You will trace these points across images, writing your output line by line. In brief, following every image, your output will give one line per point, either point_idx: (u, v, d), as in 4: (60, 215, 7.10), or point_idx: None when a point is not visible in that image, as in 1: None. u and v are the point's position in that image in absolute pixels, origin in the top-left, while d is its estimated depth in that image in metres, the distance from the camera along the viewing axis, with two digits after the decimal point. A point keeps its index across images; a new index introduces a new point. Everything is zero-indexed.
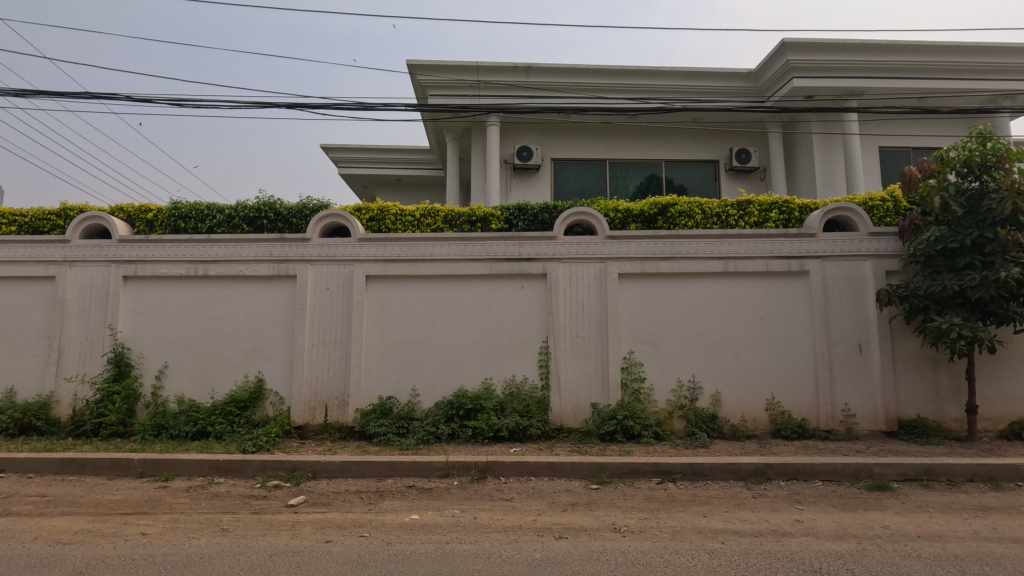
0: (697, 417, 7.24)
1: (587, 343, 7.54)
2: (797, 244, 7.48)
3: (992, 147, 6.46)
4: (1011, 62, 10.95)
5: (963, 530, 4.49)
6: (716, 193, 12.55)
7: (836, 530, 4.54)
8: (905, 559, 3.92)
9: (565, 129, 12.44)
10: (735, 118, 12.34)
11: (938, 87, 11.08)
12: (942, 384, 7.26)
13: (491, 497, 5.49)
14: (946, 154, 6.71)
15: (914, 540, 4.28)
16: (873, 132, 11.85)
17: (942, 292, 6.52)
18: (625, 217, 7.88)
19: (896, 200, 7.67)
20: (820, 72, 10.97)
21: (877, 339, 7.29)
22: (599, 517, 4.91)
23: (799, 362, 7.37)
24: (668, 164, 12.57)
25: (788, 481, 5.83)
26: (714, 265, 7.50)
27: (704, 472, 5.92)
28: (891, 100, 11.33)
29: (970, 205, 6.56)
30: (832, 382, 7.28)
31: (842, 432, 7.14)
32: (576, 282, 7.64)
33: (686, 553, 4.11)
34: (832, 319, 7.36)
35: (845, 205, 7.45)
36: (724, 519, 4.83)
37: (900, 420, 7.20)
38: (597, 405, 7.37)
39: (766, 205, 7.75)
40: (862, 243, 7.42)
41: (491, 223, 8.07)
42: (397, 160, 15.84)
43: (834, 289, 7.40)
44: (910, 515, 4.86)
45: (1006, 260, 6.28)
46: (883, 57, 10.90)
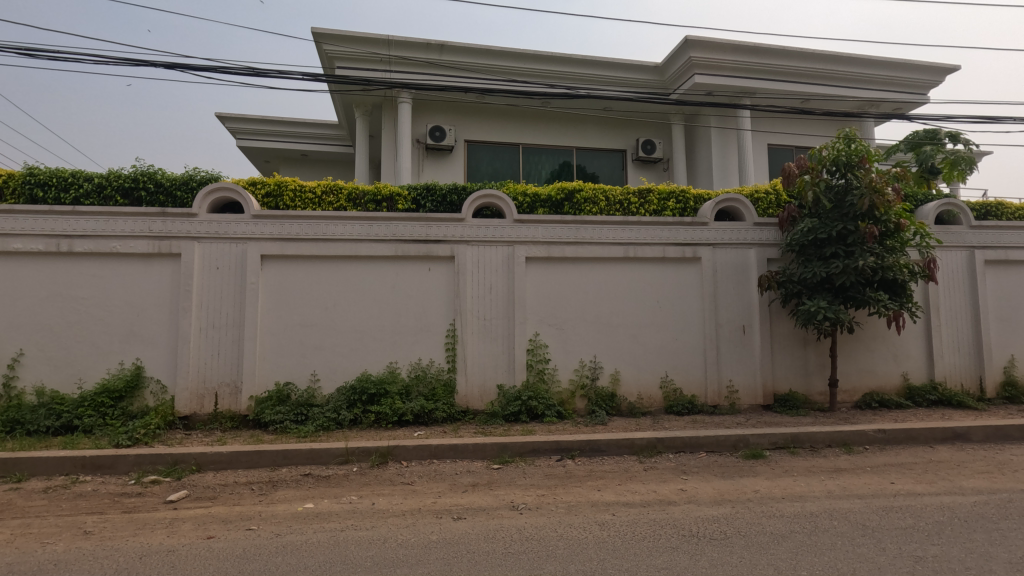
0: (597, 396, 7.56)
1: (494, 325, 7.59)
2: (691, 232, 7.93)
3: (855, 148, 7.17)
4: (877, 73, 12.20)
5: (820, 490, 5.04)
6: (624, 181, 13.02)
7: (715, 496, 4.93)
8: (770, 519, 4.33)
9: (478, 111, 12.30)
10: (642, 109, 12.81)
11: (819, 91, 12.13)
12: (811, 362, 8.06)
13: (391, 481, 5.40)
14: (819, 153, 7.35)
15: (779, 501, 4.74)
16: (763, 130, 12.81)
17: (813, 279, 7.23)
18: (533, 202, 7.92)
19: (777, 193, 8.33)
20: (719, 70, 11.61)
21: (758, 321, 7.94)
22: (499, 496, 4.99)
23: (691, 343, 7.87)
24: (579, 151, 12.85)
25: (676, 454, 6.24)
26: (616, 251, 7.79)
27: (601, 448, 6.19)
28: (779, 100, 12.25)
29: (837, 200, 7.26)
30: (718, 360, 7.86)
31: (726, 407, 7.75)
32: (484, 265, 7.63)
33: (579, 526, 4.28)
34: (720, 302, 7.92)
35: (733, 196, 8.00)
36: (617, 492, 5.09)
37: (775, 394, 7.93)
38: (503, 386, 7.46)
39: (665, 194, 8.14)
40: (748, 233, 8.02)
41: (398, 202, 7.80)
42: (302, 133, 14.94)
43: (722, 275, 7.95)
44: (778, 479, 5.39)
45: (864, 250, 7.03)
46: (774, 61, 11.73)
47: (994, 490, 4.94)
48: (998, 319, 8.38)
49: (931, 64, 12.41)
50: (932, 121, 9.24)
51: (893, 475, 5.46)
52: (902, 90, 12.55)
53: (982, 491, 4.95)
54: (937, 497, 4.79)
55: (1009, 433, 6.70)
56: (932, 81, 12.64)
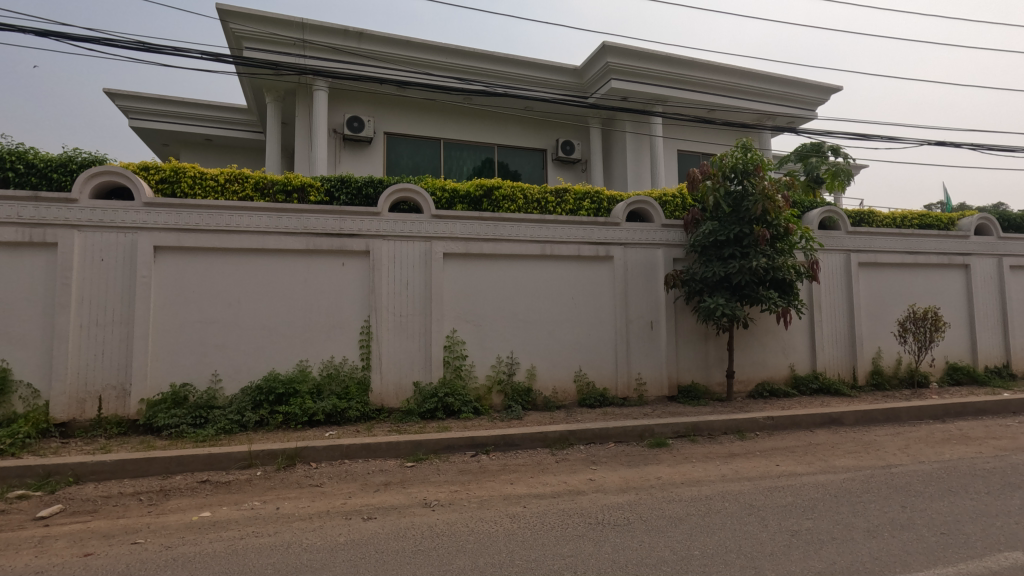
0: (513, 391, 7.67)
1: (410, 322, 7.48)
2: (604, 232, 8.23)
3: (751, 157, 7.74)
4: (773, 89, 13.24)
5: (715, 474, 5.42)
6: (544, 180, 13.26)
7: (621, 484, 5.17)
8: (669, 503, 4.61)
9: (398, 103, 12.04)
10: (561, 111, 13.11)
11: (723, 103, 12.98)
12: (711, 355, 8.64)
13: (298, 484, 5.19)
14: (720, 160, 7.88)
15: (678, 486, 5.05)
16: (673, 136, 13.52)
17: (712, 278, 7.76)
18: (452, 197, 7.89)
19: (683, 197, 8.84)
20: (633, 77, 12.11)
21: (664, 317, 8.39)
22: (411, 494, 4.94)
23: (603, 338, 8.19)
24: (501, 149, 12.94)
25: (587, 445, 6.47)
26: (533, 249, 7.93)
27: (515, 442, 6.29)
28: (687, 109, 12.98)
29: (736, 205, 7.82)
30: (628, 355, 8.23)
31: (635, 398, 8.13)
32: (400, 260, 7.50)
33: (490, 520, 4.33)
34: (630, 299, 8.29)
35: (643, 198, 8.40)
36: (529, 484, 5.20)
37: (679, 385, 8.42)
38: (419, 383, 7.39)
39: (580, 194, 8.38)
40: (656, 233, 8.45)
41: (309, 194, 7.47)
42: (205, 117, 13.91)
43: (633, 273, 8.33)
44: (678, 465, 5.73)
45: (757, 252, 7.62)
46: (684, 71, 12.39)
47: (859, 467, 5.55)
48: (868, 315, 9.38)
49: (819, 83, 13.64)
50: (817, 135, 10.16)
51: (778, 458, 5.99)
52: (794, 105, 13.70)
53: (850, 468, 5.54)
54: (814, 476, 5.31)
55: (875, 416, 7.54)
56: (819, 98, 13.90)
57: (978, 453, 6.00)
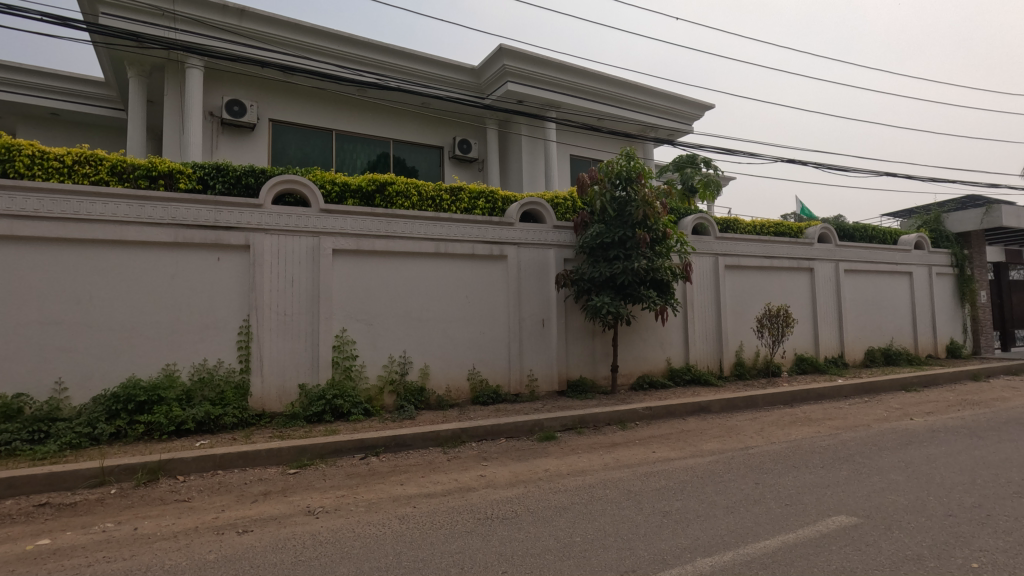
0: (406, 390, 7.55)
1: (295, 321, 7.09)
2: (498, 231, 8.37)
3: (634, 164, 8.25)
4: (655, 102, 14.23)
5: (598, 464, 5.73)
6: (440, 178, 13.17)
7: (511, 479, 5.29)
8: (555, 494, 4.79)
9: (284, 89, 11.34)
10: (458, 109, 13.10)
11: (611, 112, 13.72)
12: (597, 350, 9.11)
13: (162, 501, 4.71)
14: (607, 166, 8.32)
15: (564, 477, 5.28)
16: (566, 141, 14.05)
17: (599, 277, 8.19)
18: (342, 191, 7.56)
19: (573, 199, 9.21)
20: (529, 81, 12.40)
21: (555, 315, 8.70)
22: (293, 503, 4.69)
23: (496, 336, 8.31)
24: (396, 144, 12.66)
25: (479, 442, 6.55)
26: (427, 246, 7.85)
27: (406, 442, 6.20)
28: (579, 116, 13.55)
29: (620, 209, 8.30)
30: (520, 352, 8.43)
31: (527, 394, 8.36)
32: (284, 256, 7.08)
33: (378, 523, 4.23)
34: (522, 298, 8.50)
35: (535, 200, 8.65)
36: (419, 484, 5.16)
37: (568, 380, 8.79)
38: (305, 386, 7.03)
39: (475, 193, 8.42)
40: (547, 234, 8.74)
41: (179, 181, 6.79)
42: (49, 87, 12.11)
43: (525, 272, 8.54)
44: (565, 457, 5.98)
45: (639, 254, 8.14)
46: (576, 79, 12.92)
47: (722, 450, 6.15)
48: (733, 313, 10.41)
49: (695, 100, 14.87)
50: (692, 148, 11.08)
51: (654, 445, 6.46)
52: (674, 118, 14.82)
53: (715, 451, 6.13)
54: (684, 460, 5.80)
55: (737, 403, 8.39)
56: (695, 114, 15.16)
57: (817, 432, 6.90)
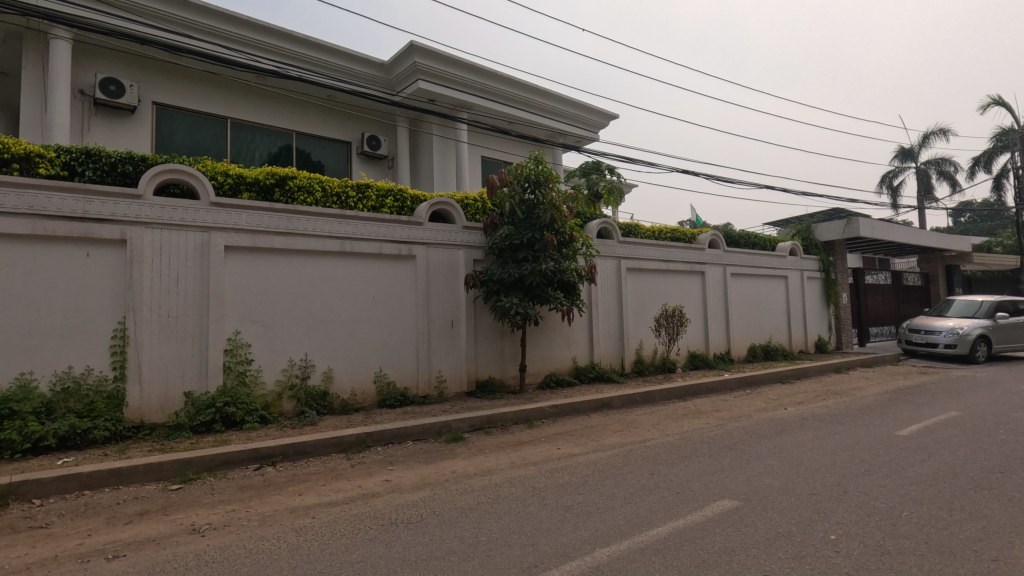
0: (307, 396, 7.18)
1: (181, 324, 6.52)
2: (406, 231, 8.21)
3: (542, 168, 8.45)
4: (564, 109, 14.69)
5: (505, 463, 5.79)
6: (347, 174, 12.70)
7: (416, 482, 5.20)
8: (461, 495, 4.78)
9: (171, 70, 10.41)
10: (367, 104, 12.71)
11: (522, 116, 13.96)
12: (506, 351, 9.21)
13: (13, 529, 4.13)
14: (516, 169, 8.46)
15: (471, 478, 5.28)
16: (477, 143, 14.10)
17: (508, 279, 8.30)
18: (237, 184, 7.07)
19: (484, 201, 9.27)
20: (440, 80, 12.30)
21: (464, 316, 8.69)
22: (175, 521, 4.30)
23: (404, 337, 8.15)
24: (299, 136, 12.04)
25: (385, 446, 6.39)
26: (331, 245, 7.54)
27: (306, 450, 5.91)
28: (490, 118, 13.67)
29: (529, 212, 8.46)
30: (429, 353, 8.33)
31: (435, 396, 8.27)
32: (168, 252, 6.48)
33: (273, 537, 3.99)
34: (431, 298, 8.40)
35: (445, 201, 8.60)
36: (319, 493, 4.93)
37: (477, 380, 8.81)
38: (191, 393, 6.47)
39: (383, 191, 8.20)
40: (456, 235, 8.72)
41: (39, 165, 6.00)
42: None
43: (434, 273, 8.46)
44: (472, 457, 5.99)
45: (546, 256, 8.33)
46: (487, 81, 13.00)
47: (622, 444, 6.46)
48: (634, 313, 10.97)
49: (600, 110, 15.51)
50: (597, 155, 11.54)
51: (560, 442, 6.65)
52: (580, 126, 15.36)
53: (615, 446, 6.41)
54: (586, 455, 6.01)
55: (636, 399, 8.85)
56: (601, 123, 15.82)
57: (706, 424, 7.44)
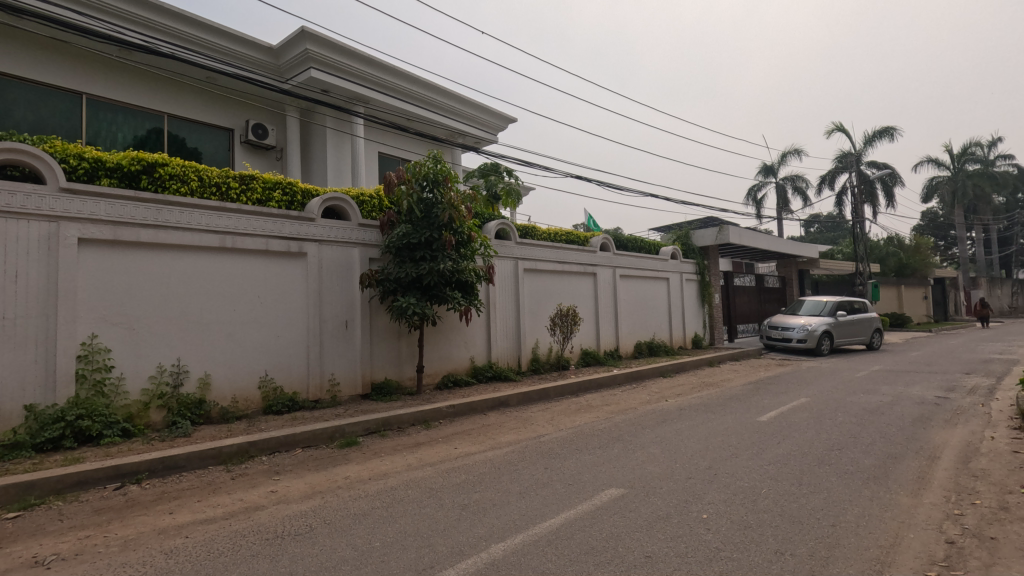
0: (180, 404, 6.54)
1: (20, 327, 5.65)
2: (296, 226, 7.78)
3: (440, 168, 8.41)
4: (464, 110, 14.72)
5: (401, 465, 5.69)
6: (229, 163, 11.75)
7: (305, 491, 4.94)
8: (355, 502, 4.63)
9: (8, 34, 9.01)
10: (252, 90, 11.85)
11: (421, 114, 13.78)
12: (403, 351, 9.04)
13: None
14: (414, 167, 8.36)
15: (364, 483, 5.13)
16: (374, 138, 13.69)
17: (405, 278, 8.16)
18: (94, 168, 6.29)
19: (380, 198, 9.04)
20: (334, 71, 11.80)
21: (359, 316, 8.40)
22: (13, 554, 3.73)
23: (293, 339, 7.71)
24: (173, 120, 10.95)
25: (270, 455, 6.01)
26: (209, 239, 6.94)
27: (179, 463, 5.40)
28: (388, 114, 13.34)
29: (427, 211, 8.38)
30: (320, 355, 7.95)
31: (327, 400, 7.91)
32: (3, 244, 5.59)
33: (138, 562, 3.60)
34: (323, 298, 8.03)
35: (339, 196, 8.27)
36: (194, 510, 4.52)
37: (373, 382, 8.56)
38: (35, 407, 5.65)
39: (270, 183, 7.69)
40: (351, 232, 8.41)
41: None
42: None
43: (326, 271, 8.09)
44: (366, 462, 5.82)
45: (444, 256, 8.29)
46: (385, 76, 12.67)
47: (517, 440, 6.61)
48: (530, 313, 11.25)
49: (499, 112, 15.73)
50: (496, 157, 11.72)
51: (457, 441, 6.67)
52: (479, 127, 15.47)
53: (510, 442, 6.55)
54: (483, 453, 6.09)
55: (532, 396, 9.09)
56: (499, 125, 16.05)
57: (596, 417, 7.84)
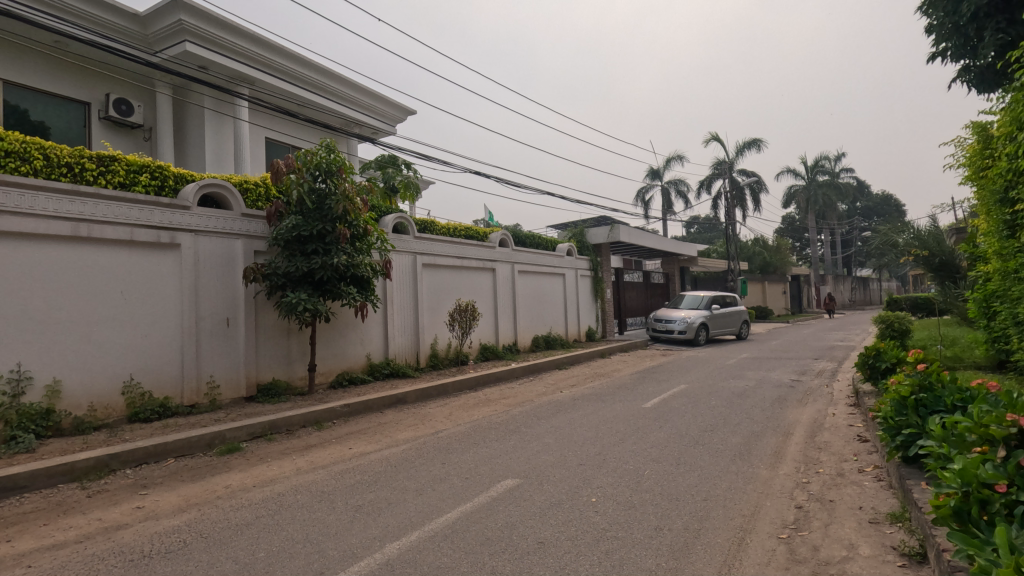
0: (22, 416, 5.69)
1: None
2: (168, 215, 7.07)
3: (334, 158, 8.05)
4: (360, 98, 14.19)
5: (290, 470, 5.40)
6: (84, 142, 10.36)
7: (178, 505, 4.53)
8: (237, 512, 4.32)
9: None
10: (113, 60, 10.55)
11: (312, 99, 13.08)
12: (293, 350, 8.56)
13: None
14: (305, 156, 7.93)
15: (248, 491, 4.80)
16: (260, 122, 12.78)
17: (296, 272, 7.74)
18: None
19: (267, 186, 8.47)
20: (214, 46, 10.85)
21: (243, 313, 7.82)
22: None
23: (165, 339, 7.00)
24: (11, 88, 9.46)
25: (136, 468, 5.43)
26: (59, 227, 6.10)
27: (19, 483, 4.71)
28: (276, 98, 12.52)
29: (319, 202, 7.99)
30: (197, 356, 7.30)
31: (205, 404, 7.28)
32: None
33: None
34: (200, 294, 7.38)
35: (219, 183, 7.64)
36: (40, 535, 3.97)
37: (258, 384, 8.02)
38: None
39: (136, 166, 6.89)
40: (234, 223, 7.80)
41: None
42: None
43: (204, 264, 7.44)
44: (251, 468, 5.45)
45: (338, 249, 7.95)
46: (273, 56, 11.86)
47: (415, 437, 6.54)
48: (428, 308, 11.12)
49: (397, 103, 15.35)
50: (393, 149, 11.46)
51: (351, 441, 6.46)
52: (375, 117, 14.98)
53: (408, 440, 6.46)
54: (379, 452, 5.95)
55: (430, 392, 9.02)
56: (397, 117, 15.67)
57: (494, 411, 7.97)
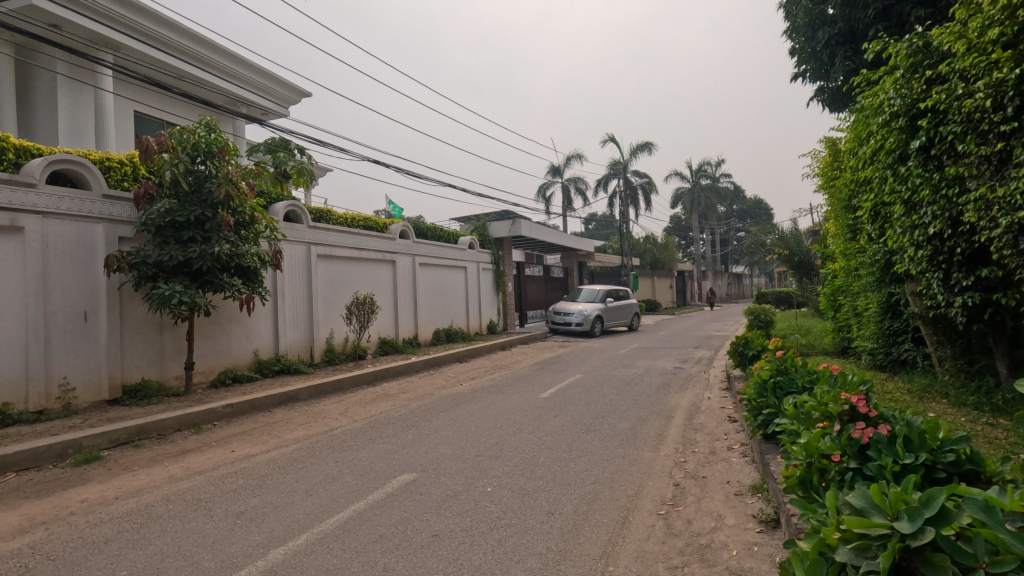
0: None
1: None
2: (7, 193, 6.12)
3: (215, 138, 7.40)
4: (246, 74, 13.15)
5: (160, 478, 4.92)
6: None
7: (20, 525, 3.97)
8: (94, 528, 3.87)
9: None
10: None
11: (190, 72, 11.92)
12: (166, 347, 7.79)
13: None
14: (180, 134, 7.24)
15: (109, 504, 4.32)
16: (127, 94, 11.44)
17: (169, 262, 7.03)
18: None
19: (134, 166, 7.61)
20: (68, 3, 9.53)
21: (105, 307, 6.99)
22: None
23: (3, 336, 6.08)
24: None
25: None
26: None
27: None
28: (146, 68, 11.27)
29: (197, 186, 7.32)
30: (46, 356, 6.42)
31: (57, 410, 6.43)
32: None
33: None
34: (50, 285, 6.49)
35: (74, 159, 6.74)
36: None
37: (124, 386, 7.22)
38: None
39: None
40: (93, 205, 6.94)
41: None
42: None
43: (55, 252, 6.55)
44: (113, 479, 4.90)
45: (220, 238, 7.35)
46: (142, 21, 10.64)
47: (306, 436, 6.24)
48: (324, 301, 10.63)
49: (289, 83, 14.43)
50: (285, 132, 10.77)
51: (234, 443, 6.03)
52: (265, 97, 13.99)
53: (298, 439, 6.15)
54: (267, 454, 5.61)
55: (324, 389, 8.66)
56: (290, 98, 14.73)
57: (392, 406, 7.80)
